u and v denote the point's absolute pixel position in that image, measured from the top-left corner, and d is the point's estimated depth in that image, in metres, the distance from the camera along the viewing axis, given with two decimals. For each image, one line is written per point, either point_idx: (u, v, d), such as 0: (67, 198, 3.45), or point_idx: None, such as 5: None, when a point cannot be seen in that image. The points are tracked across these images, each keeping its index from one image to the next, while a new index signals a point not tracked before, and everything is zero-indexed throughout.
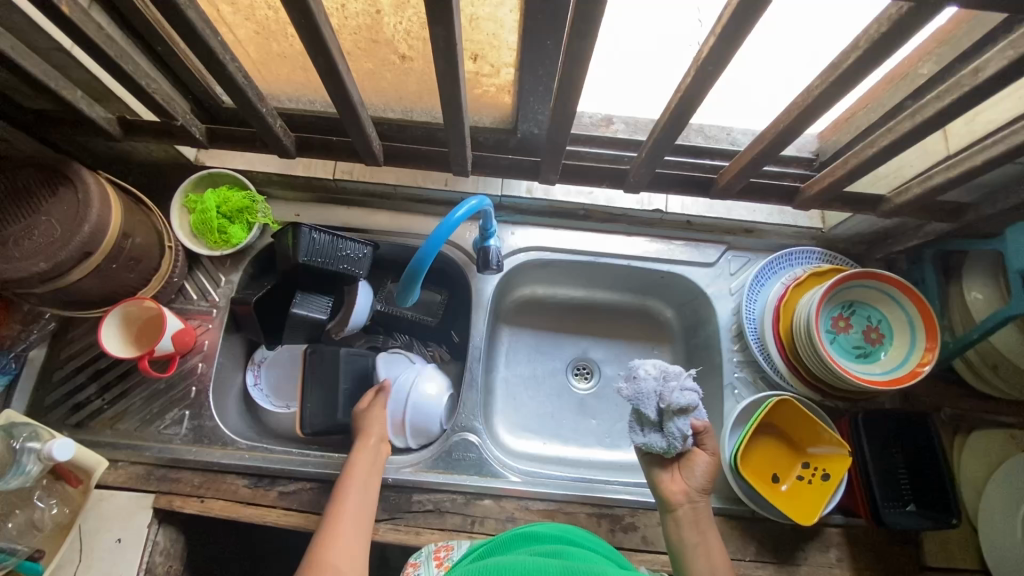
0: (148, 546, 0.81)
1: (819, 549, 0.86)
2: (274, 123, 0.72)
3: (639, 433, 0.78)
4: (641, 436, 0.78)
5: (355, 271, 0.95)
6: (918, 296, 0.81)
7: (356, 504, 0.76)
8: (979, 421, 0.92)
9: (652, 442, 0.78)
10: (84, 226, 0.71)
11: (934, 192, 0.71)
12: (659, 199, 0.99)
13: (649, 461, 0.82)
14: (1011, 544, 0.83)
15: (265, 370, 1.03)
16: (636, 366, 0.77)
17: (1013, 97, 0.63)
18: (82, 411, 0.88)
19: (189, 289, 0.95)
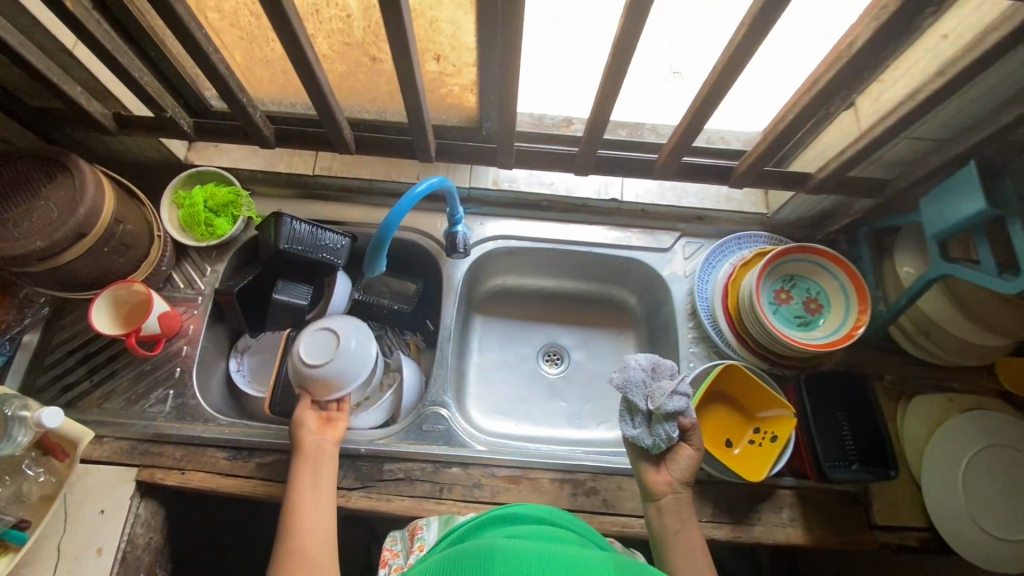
0: (130, 517, 0.85)
1: (772, 510, 0.90)
2: (252, 112, 0.81)
3: (630, 426, 0.81)
4: (632, 427, 0.80)
5: (334, 259, 1.01)
6: (848, 265, 0.89)
7: (316, 483, 0.79)
8: (919, 388, 0.98)
9: (642, 435, 0.80)
10: (79, 209, 0.78)
11: (847, 165, 0.79)
12: (614, 188, 1.08)
13: (638, 457, 0.83)
14: (952, 495, 0.89)
15: (248, 358, 1.08)
16: (628, 359, 0.83)
17: (904, 76, 0.71)
18: (71, 391, 0.92)
19: (176, 278, 1.01)
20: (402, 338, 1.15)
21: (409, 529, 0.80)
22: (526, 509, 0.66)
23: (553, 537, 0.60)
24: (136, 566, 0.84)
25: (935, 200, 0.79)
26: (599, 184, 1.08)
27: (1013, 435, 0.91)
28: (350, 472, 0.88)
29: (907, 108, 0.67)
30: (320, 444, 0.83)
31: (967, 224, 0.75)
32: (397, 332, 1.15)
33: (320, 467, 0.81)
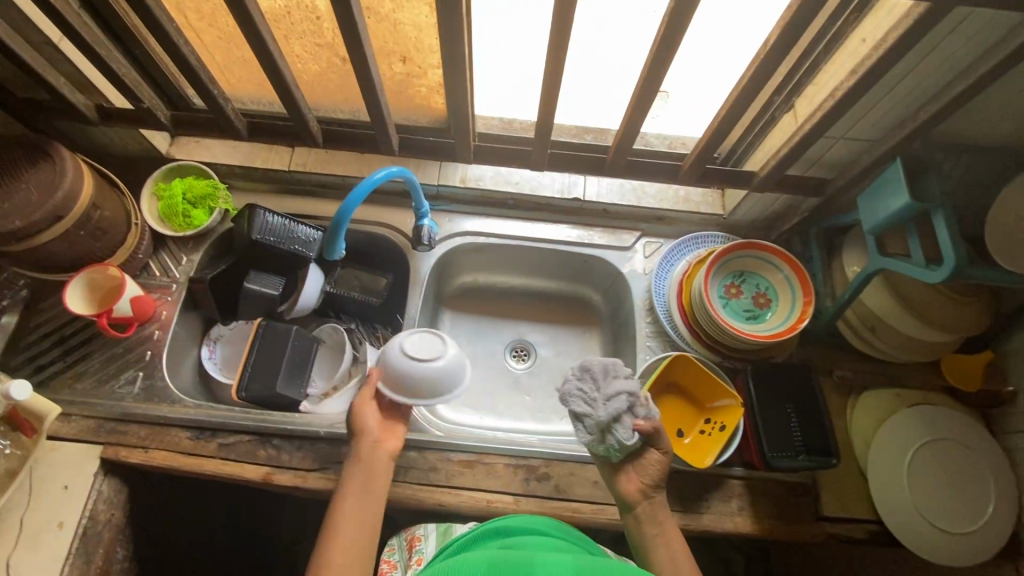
0: (92, 493, 0.87)
1: (723, 499, 0.92)
2: (224, 105, 0.86)
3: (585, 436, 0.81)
4: (583, 436, 0.79)
5: (306, 252, 1.05)
6: (792, 260, 0.93)
7: (363, 499, 0.76)
8: (869, 384, 1.00)
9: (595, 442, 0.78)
10: (57, 192, 0.83)
11: (784, 161, 0.83)
12: (578, 187, 1.13)
13: (607, 468, 0.84)
14: (896, 487, 0.91)
15: (220, 346, 1.11)
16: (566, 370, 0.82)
17: (831, 79, 0.76)
18: (43, 371, 0.95)
19: (153, 266, 1.05)
20: (372, 332, 1.18)
21: (407, 539, 0.85)
22: (518, 524, 0.73)
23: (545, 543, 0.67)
24: (95, 541, 0.86)
25: (870, 197, 0.83)
26: (564, 183, 1.13)
27: (956, 429, 0.93)
28: (309, 454, 0.91)
29: (830, 105, 0.72)
30: (372, 457, 0.81)
31: (897, 218, 0.79)
32: (368, 326, 1.19)
33: (372, 481, 0.79)
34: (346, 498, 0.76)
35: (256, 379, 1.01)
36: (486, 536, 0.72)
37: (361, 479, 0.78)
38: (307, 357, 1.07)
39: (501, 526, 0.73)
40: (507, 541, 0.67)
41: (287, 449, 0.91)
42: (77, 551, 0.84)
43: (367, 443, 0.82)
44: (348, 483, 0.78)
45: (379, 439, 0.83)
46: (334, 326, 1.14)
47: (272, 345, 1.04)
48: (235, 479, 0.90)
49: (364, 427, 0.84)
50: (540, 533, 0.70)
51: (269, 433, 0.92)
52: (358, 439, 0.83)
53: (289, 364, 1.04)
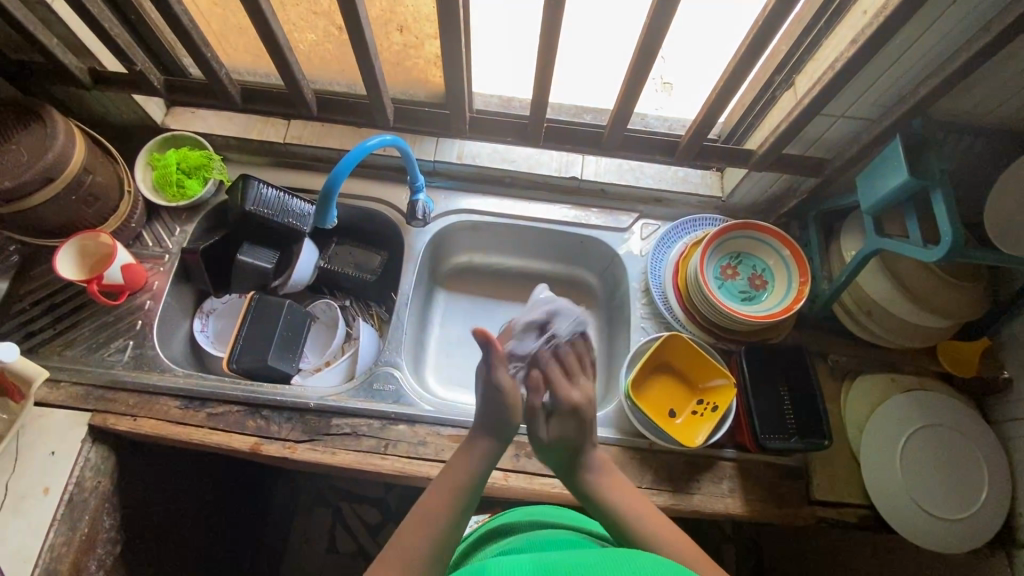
0: (79, 460, 0.87)
1: (713, 480, 0.91)
2: (218, 70, 0.84)
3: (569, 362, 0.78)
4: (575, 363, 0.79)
5: (300, 225, 1.05)
6: (789, 241, 0.92)
7: (459, 496, 0.66)
8: (865, 370, 0.99)
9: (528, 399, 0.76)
10: (47, 154, 0.82)
11: (784, 138, 0.82)
12: (575, 166, 1.11)
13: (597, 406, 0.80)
14: (887, 472, 0.90)
15: (213, 320, 1.10)
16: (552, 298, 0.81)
17: (833, 52, 0.75)
18: (33, 338, 0.95)
19: (145, 236, 1.04)
20: (366, 309, 1.18)
21: None
22: (518, 519, 0.76)
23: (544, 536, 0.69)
24: (81, 508, 0.86)
25: (868, 177, 0.82)
26: (561, 162, 1.12)
27: (949, 415, 0.93)
28: (298, 425, 0.90)
29: (828, 78, 0.71)
30: (485, 455, 0.71)
31: (895, 196, 0.78)
32: (362, 302, 1.18)
33: (476, 477, 0.69)
34: (443, 484, 0.67)
35: (247, 352, 1.01)
36: (490, 536, 0.75)
37: (465, 477, 0.68)
38: (299, 330, 1.06)
39: (502, 524, 0.77)
40: (503, 544, 0.70)
41: (276, 420, 0.90)
42: (62, 517, 0.84)
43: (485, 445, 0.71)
44: (446, 476, 0.68)
45: (496, 433, 0.72)
46: (328, 302, 1.13)
47: (263, 317, 1.04)
48: (224, 449, 0.89)
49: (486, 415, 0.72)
50: (540, 526, 0.73)
51: (259, 404, 0.91)
52: (478, 423, 0.72)
53: (280, 337, 1.03)
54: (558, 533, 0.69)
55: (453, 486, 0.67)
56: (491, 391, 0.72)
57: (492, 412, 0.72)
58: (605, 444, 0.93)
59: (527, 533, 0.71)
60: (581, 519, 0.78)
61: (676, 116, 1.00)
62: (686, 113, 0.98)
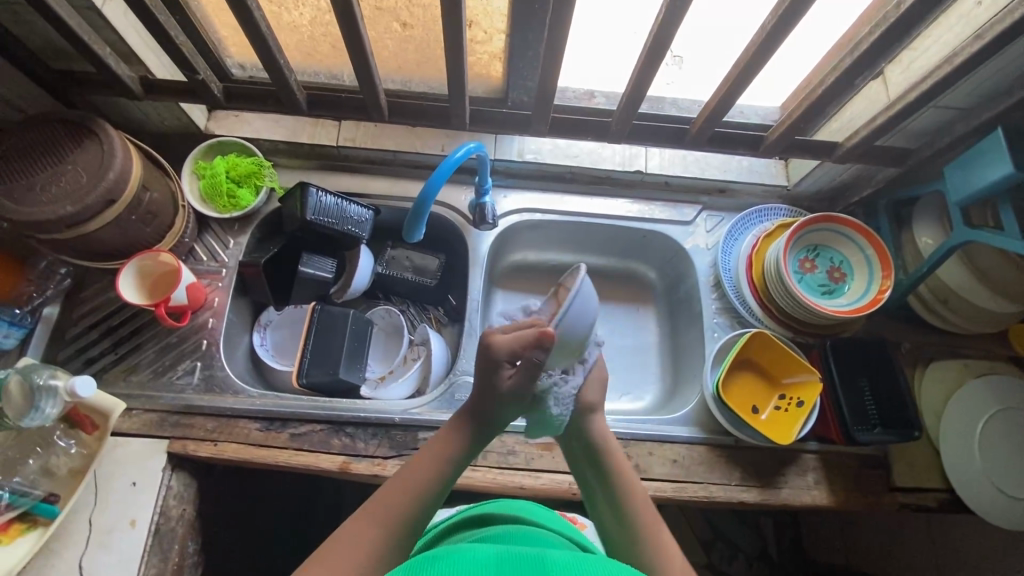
0: (162, 490, 0.84)
1: (798, 473, 0.93)
2: (289, 77, 0.79)
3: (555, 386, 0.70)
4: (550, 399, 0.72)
5: (360, 232, 1.00)
6: (872, 234, 0.92)
7: (435, 479, 0.64)
8: (936, 356, 1.01)
9: (550, 398, 0.69)
10: (108, 173, 0.77)
11: (878, 132, 0.81)
12: (639, 159, 1.09)
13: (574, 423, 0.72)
14: (968, 458, 0.92)
15: (271, 333, 1.06)
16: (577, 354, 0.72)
17: (940, 44, 0.73)
18: (95, 364, 0.91)
19: (199, 251, 0.99)
20: (424, 313, 1.14)
21: None
22: (501, 513, 0.72)
23: (522, 531, 0.65)
24: (169, 538, 0.84)
25: (961, 167, 0.81)
26: (624, 155, 1.09)
27: None
28: (385, 441, 0.88)
29: (944, 71, 0.70)
30: (465, 446, 0.68)
31: (991, 189, 0.77)
32: (419, 306, 1.15)
33: (454, 464, 0.66)
34: (419, 469, 0.64)
35: (316, 366, 0.97)
36: (465, 522, 0.72)
37: (444, 461, 0.66)
38: (365, 342, 1.03)
39: (482, 512, 0.73)
40: (481, 530, 0.67)
41: (361, 437, 0.88)
42: (153, 547, 0.82)
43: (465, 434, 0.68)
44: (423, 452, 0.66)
45: (482, 425, 0.69)
46: (387, 309, 1.10)
47: (329, 329, 1.00)
48: (311, 470, 0.87)
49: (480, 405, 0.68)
50: (516, 516, 0.70)
51: (342, 421, 0.89)
52: (467, 410, 0.69)
53: (348, 348, 1.00)
54: (534, 527, 0.67)
55: (430, 469, 0.64)
56: (493, 388, 0.66)
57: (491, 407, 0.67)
58: (691, 444, 0.93)
59: (510, 523, 0.68)
60: (554, 518, 0.74)
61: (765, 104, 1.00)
62: (775, 99, 0.99)
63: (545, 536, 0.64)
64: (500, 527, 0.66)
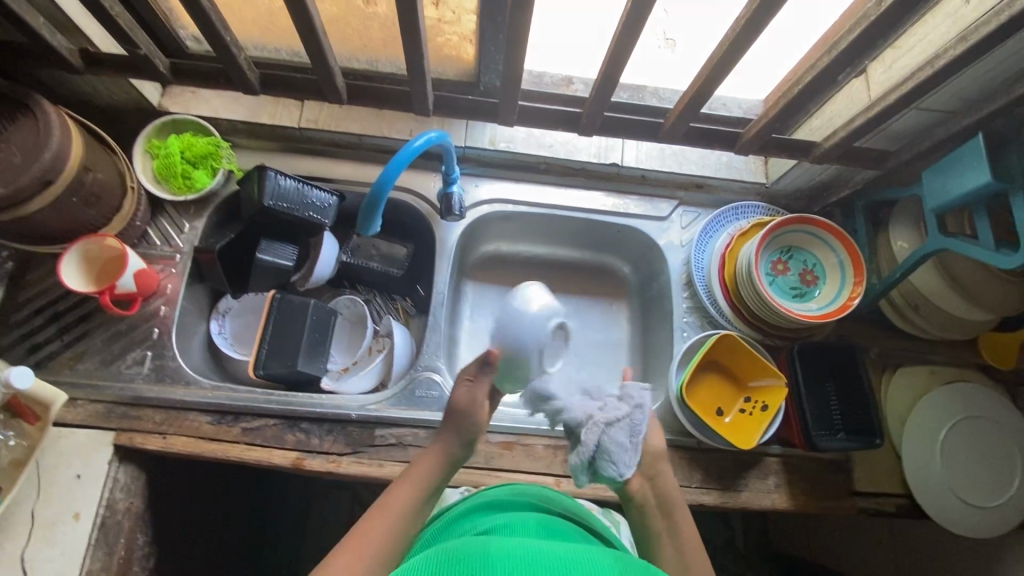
0: (109, 482, 0.82)
1: (760, 477, 0.92)
2: (237, 55, 0.74)
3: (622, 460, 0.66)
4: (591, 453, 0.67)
5: (322, 219, 0.96)
6: (846, 238, 0.91)
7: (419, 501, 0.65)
8: (906, 361, 1.00)
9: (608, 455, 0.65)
10: (43, 154, 0.72)
11: (855, 134, 0.78)
12: (615, 152, 1.05)
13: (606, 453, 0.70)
14: (929, 466, 0.91)
15: (230, 320, 1.03)
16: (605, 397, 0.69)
17: (923, 44, 0.70)
18: (39, 352, 0.87)
19: (152, 234, 0.95)
20: (391, 303, 1.12)
21: None
22: (513, 504, 0.69)
23: (538, 526, 0.62)
24: (115, 531, 0.82)
25: (939, 173, 0.78)
26: (599, 147, 1.05)
27: (988, 407, 0.94)
28: (340, 437, 0.86)
29: (926, 74, 0.67)
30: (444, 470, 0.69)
31: (967, 198, 0.75)
32: (386, 296, 1.12)
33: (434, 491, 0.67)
34: (401, 497, 0.64)
35: (274, 357, 0.94)
36: (476, 510, 0.68)
37: (427, 480, 0.67)
38: (326, 332, 1.00)
39: (496, 499, 0.70)
40: (492, 521, 0.63)
41: (316, 433, 0.86)
42: (98, 541, 0.80)
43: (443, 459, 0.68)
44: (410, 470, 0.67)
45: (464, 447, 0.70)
46: (352, 298, 1.07)
47: (287, 319, 0.96)
48: (263, 465, 0.85)
49: (457, 432, 0.69)
50: (532, 510, 0.67)
51: (296, 416, 0.87)
52: (444, 436, 0.69)
53: (308, 339, 0.97)
54: (551, 521, 0.65)
55: (415, 490, 0.65)
56: (466, 417, 0.69)
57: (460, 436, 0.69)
58: None
59: (525, 514, 0.65)
60: (584, 514, 0.74)
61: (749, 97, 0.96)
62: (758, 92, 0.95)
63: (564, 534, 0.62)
64: (515, 517, 0.63)
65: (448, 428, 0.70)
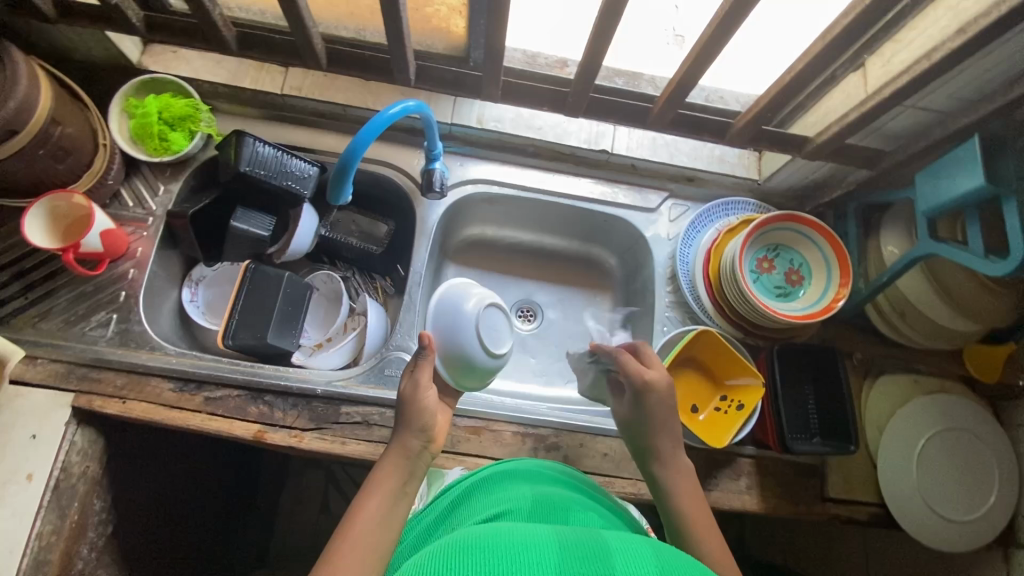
0: (64, 444, 0.80)
1: (731, 477, 0.90)
2: (211, 10, 0.72)
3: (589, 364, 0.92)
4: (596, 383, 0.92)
5: (300, 189, 0.94)
6: (834, 238, 0.89)
7: (392, 508, 0.59)
8: (889, 369, 0.97)
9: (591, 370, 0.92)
10: (8, 102, 0.70)
11: (849, 130, 0.76)
12: (606, 138, 1.02)
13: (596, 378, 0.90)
14: (904, 476, 0.89)
15: (203, 289, 1.01)
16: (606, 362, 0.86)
17: (923, 37, 0.67)
18: (2, 308, 0.85)
19: (125, 195, 0.93)
20: (370, 282, 1.09)
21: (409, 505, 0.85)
22: (509, 482, 0.64)
23: (538, 504, 0.58)
24: (69, 495, 0.80)
25: (932, 174, 0.76)
26: (590, 132, 1.02)
27: (969, 419, 0.92)
28: (304, 412, 0.84)
29: (922, 69, 0.64)
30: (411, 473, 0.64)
31: (960, 202, 0.73)
32: (365, 274, 1.10)
33: (402, 499, 0.61)
34: (368, 511, 0.58)
35: (244, 328, 0.92)
36: (472, 491, 0.63)
37: (395, 485, 0.61)
38: (299, 306, 0.97)
39: (500, 472, 0.66)
40: (490, 506, 0.59)
41: (280, 406, 0.84)
42: (50, 503, 0.78)
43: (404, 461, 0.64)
44: (375, 477, 0.62)
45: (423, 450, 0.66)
46: (329, 274, 1.05)
47: (261, 290, 0.94)
48: (223, 436, 0.83)
49: (410, 427, 0.66)
50: (539, 490, 0.62)
51: (261, 389, 0.85)
52: (399, 436, 0.66)
53: (279, 312, 0.94)
54: (560, 504, 0.59)
55: (384, 499, 0.60)
56: (414, 405, 0.67)
57: (419, 430, 0.66)
58: None
59: (526, 493, 0.61)
60: (607, 504, 0.69)
61: (745, 89, 0.92)
62: (756, 87, 0.90)
63: (568, 512, 0.58)
64: (512, 499, 0.59)
65: (402, 426, 0.66)
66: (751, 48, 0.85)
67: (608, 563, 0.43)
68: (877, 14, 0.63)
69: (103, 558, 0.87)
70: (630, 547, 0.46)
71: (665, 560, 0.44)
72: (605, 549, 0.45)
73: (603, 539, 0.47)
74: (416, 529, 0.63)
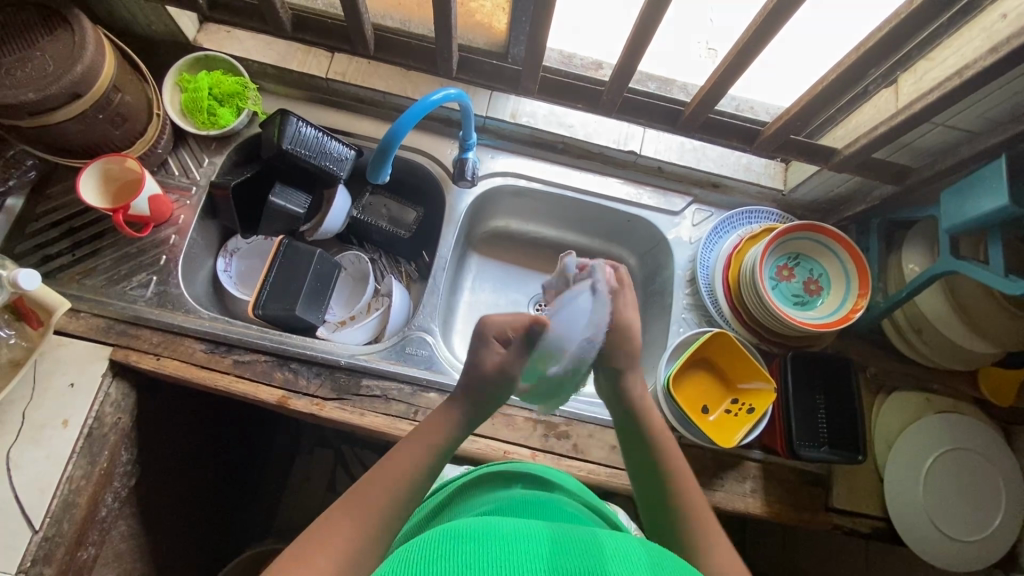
0: (99, 395, 0.84)
1: (737, 479, 0.91)
2: None
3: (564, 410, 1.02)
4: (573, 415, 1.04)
5: (337, 171, 0.97)
6: (855, 251, 0.90)
7: (430, 455, 0.63)
8: (901, 386, 0.98)
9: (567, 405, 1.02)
10: (76, 66, 0.74)
11: (877, 143, 0.77)
12: (634, 140, 1.04)
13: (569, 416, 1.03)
14: (911, 493, 0.90)
15: (236, 260, 1.05)
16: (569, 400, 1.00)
17: (957, 56, 0.68)
18: (51, 263, 0.90)
19: (172, 164, 0.97)
20: (395, 266, 1.13)
21: None
22: (517, 479, 0.70)
23: (535, 506, 0.61)
24: (100, 443, 0.84)
25: (958, 193, 0.77)
26: (620, 133, 1.04)
27: (979, 440, 0.93)
28: (327, 382, 0.88)
29: (954, 86, 0.66)
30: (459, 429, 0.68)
31: (983, 221, 0.74)
32: (391, 259, 1.13)
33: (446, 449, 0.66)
34: (415, 446, 0.63)
35: (274, 299, 0.94)
36: (487, 481, 0.69)
37: (442, 435, 0.66)
38: (326, 283, 1.00)
39: (505, 474, 0.71)
40: (494, 498, 0.64)
41: (304, 375, 0.88)
42: (82, 449, 0.82)
43: (467, 403, 0.69)
44: (425, 425, 0.66)
45: (480, 403, 0.70)
46: (357, 254, 1.09)
47: (294, 263, 0.98)
48: (249, 399, 0.87)
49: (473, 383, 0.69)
50: (540, 490, 0.67)
51: (288, 356, 0.89)
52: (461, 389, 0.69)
53: (309, 287, 0.97)
54: (554, 500, 0.64)
55: (428, 446, 0.64)
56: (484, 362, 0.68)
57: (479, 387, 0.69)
58: None
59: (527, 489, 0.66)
60: (597, 502, 0.73)
61: (772, 101, 0.94)
62: (782, 99, 0.92)
63: (565, 508, 0.63)
64: (507, 499, 0.62)
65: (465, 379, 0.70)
66: (783, 60, 0.87)
67: (597, 554, 0.45)
68: (909, 28, 0.65)
69: (124, 509, 0.91)
70: (618, 539, 0.48)
71: (650, 551, 0.47)
72: (596, 544, 0.47)
73: (594, 534, 0.49)
74: (423, 516, 0.69)
